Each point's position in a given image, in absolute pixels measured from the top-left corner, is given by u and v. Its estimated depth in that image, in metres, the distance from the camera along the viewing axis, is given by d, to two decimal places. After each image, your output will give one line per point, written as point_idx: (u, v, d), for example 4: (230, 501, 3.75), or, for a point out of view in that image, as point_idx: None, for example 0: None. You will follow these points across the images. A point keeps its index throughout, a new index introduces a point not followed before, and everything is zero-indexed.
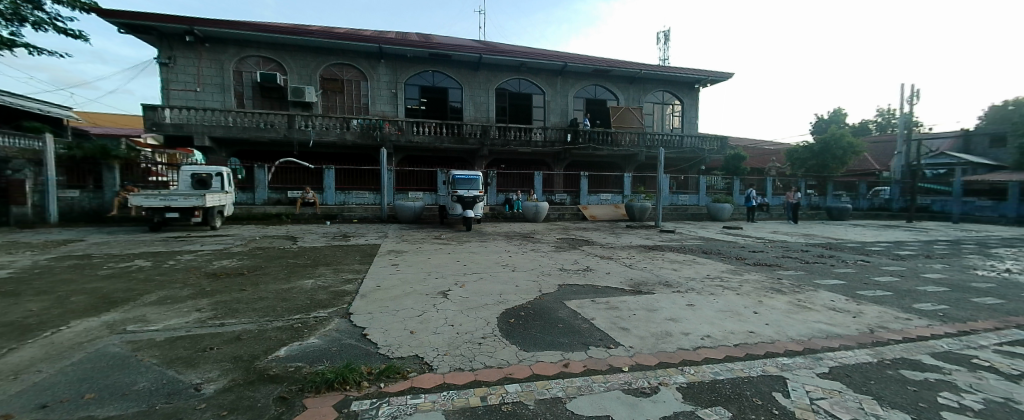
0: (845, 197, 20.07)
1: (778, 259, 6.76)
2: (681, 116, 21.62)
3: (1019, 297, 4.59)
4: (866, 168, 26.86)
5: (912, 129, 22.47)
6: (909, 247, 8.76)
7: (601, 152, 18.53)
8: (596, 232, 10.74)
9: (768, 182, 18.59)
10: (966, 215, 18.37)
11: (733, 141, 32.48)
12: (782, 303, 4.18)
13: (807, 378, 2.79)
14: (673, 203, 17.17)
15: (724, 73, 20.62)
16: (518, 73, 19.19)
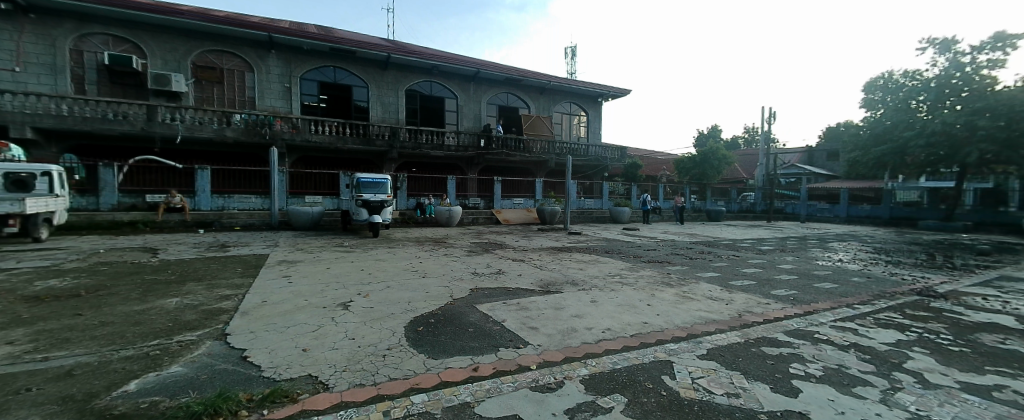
0: (721, 201, 23.50)
1: (667, 256, 7.59)
2: (587, 126, 23.35)
3: (842, 281, 5.79)
4: (737, 176, 31.74)
5: (769, 145, 26.88)
6: (764, 243, 10.55)
7: (513, 158, 19.14)
8: (509, 236, 11.03)
9: (660, 188, 20.97)
10: (808, 215, 22.70)
11: (634, 151, 35.97)
12: (671, 295, 4.67)
13: (688, 360, 3.16)
14: (581, 207, 18.50)
15: (622, 90, 22.84)
16: (429, 75, 18.96)
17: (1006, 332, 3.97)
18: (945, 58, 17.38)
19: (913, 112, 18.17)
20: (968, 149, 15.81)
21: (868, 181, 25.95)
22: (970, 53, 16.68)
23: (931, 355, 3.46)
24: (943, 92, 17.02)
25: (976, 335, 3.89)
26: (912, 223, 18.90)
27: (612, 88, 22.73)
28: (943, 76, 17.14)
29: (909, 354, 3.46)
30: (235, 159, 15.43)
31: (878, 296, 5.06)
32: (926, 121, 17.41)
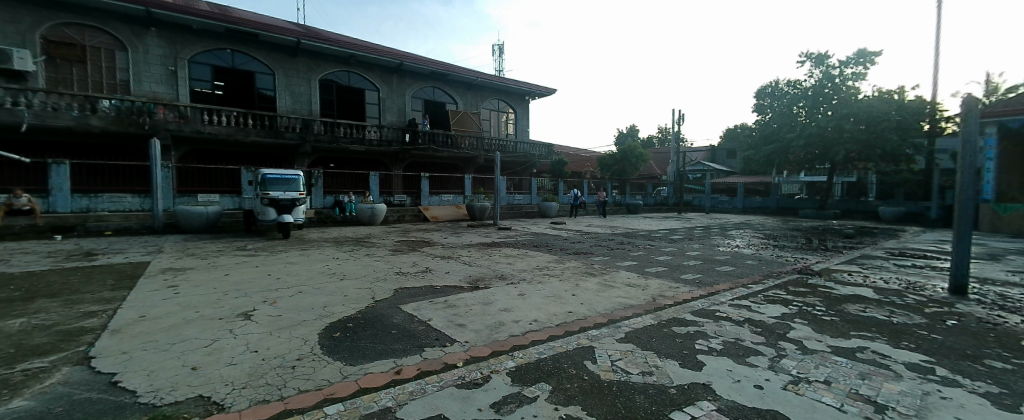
0: (638, 196, 25.49)
1: (591, 247, 8.02)
2: (514, 123, 23.88)
3: (739, 264, 6.58)
4: (652, 173, 34.60)
5: (680, 144, 29.55)
6: (674, 232, 11.63)
7: (442, 154, 18.89)
8: (437, 233, 10.89)
9: (585, 184, 22.33)
10: (713, 207, 25.48)
11: (562, 149, 37.52)
12: (594, 284, 4.94)
13: (608, 344, 3.37)
14: (510, 202, 18.71)
15: (547, 89, 23.67)
16: (347, 65, 17.99)
17: (864, 301, 4.81)
18: (820, 70, 20.45)
19: (795, 116, 21.08)
20: (838, 147, 18.76)
21: (759, 176, 29.84)
22: (839, 66, 19.83)
23: (809, 324, 4.07)
24: (819, 97, 19.99)
25: (840, 305, 4.67)
26: (794, 212, 22.11)
27: (539, 87, 23.51)
28: (819, 86, 20.09)
29: (791, 324, 4.05)
30: (104, 151, 13.41)
31: (768, 276, 5.83)
32: (806, 123, 20.33)
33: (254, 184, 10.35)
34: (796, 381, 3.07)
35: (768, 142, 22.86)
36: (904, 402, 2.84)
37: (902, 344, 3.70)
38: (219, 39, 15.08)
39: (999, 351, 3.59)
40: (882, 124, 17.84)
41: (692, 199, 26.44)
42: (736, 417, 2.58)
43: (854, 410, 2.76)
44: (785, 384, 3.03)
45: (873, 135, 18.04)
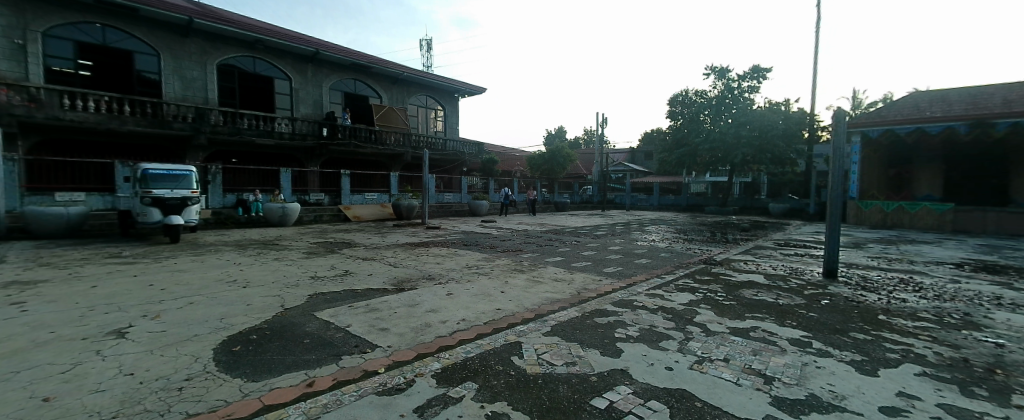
0: (565, 194, 26.71)
1: (519, 245, 8.20)
2: (443, 120, 23.79)
3: (655, 257, 7.17)
4: (579, 172, 36.49)
5: (603, 146, 31.53)
6: (597, 229, 12.38)
7: (364, 149, 18.05)
8: (359, 233, 10.43)
9: (516, 183, 23.04)
10: (633, 204, 27.59)
11: (492, 148, 37.76)
12: (521, 280, 5.05)
13: (534, 338, 3.46)
14: (439, 201, 18.68)
15: (476, 87, 23.85)
16: (252, 50, 16.51)
17: (757, 286, 5.51)
18: (721, 82, 22.91)
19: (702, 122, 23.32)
20: (737, 151, 21.38)
21: (671, 177, 32.95)
22: (737, 80, 22.48)
23: (712, 309, 4.55)
24: (721, 106, 22.62)
25: (738, 290, 5.29)
26: (700, 209, 24.74)
27: (468, 85, 23.61)
28: (721, 96, 22.60)
29: (697, 309, 4.48)
30: None
31: (679, 267, 6.43)
32: (710, 129, 22.78)
33: (131, 180, 8.99)
34: (700, 361, 3.41)
35: (679, 144, 24.78)
36: (787, 374, 3.34)
37: (786, 322, 4.30)
38: (86, 11, 13.00)
39: (860, 326, 4.34)
40: (771, 130, 20.83)
41: (614, 197, 28.39)
42: (651, 398, 2.82)
43: (747, 383, 3.17)
44: (691, 363, 3.36)
45: (763, 140, 20.91)
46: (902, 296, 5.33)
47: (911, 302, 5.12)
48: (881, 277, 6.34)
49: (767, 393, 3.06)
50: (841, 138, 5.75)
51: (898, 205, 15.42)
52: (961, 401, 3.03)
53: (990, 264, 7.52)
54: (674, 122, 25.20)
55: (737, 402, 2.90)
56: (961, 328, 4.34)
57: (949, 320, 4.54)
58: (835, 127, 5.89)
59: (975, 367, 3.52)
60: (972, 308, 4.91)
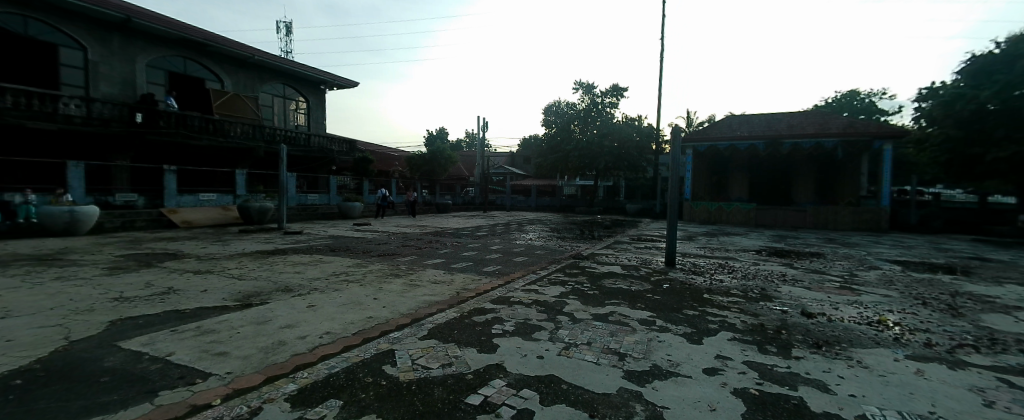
0: (448, 196, 27.32)
1: (398, 248, 7.92)
2: (307, 114, 21.88)
3: (530, 254, 7.66)
4: (460, 173, 37.19)
5: (484, 149, 32.78)
6: (478, 229, 12.73)
7: (198, 141, 15.21)
8: (193, 242, 8.71)
9: (393, 184, 22.27)
10: (513, 205, 29.30)
11: (368, 146, 35.30)
12: (397, 285, 4.85)
13: (410, 344, 3.34)
14: (301, 203, 17.24)
15: (347, 81, 22.46)
16: (21, 6, 12.60)
17: (615, 276, 6.32)
18: (588, 97, 25.83)
19: (572, 131, 25.93)
20: (600, 157, 24.41)
21: (546, 180, 36.04)
22: (601, 96, 25.63)
23: (579, 299, 5.05)
24: (588, 118, 25.49)
25: (599, 281, 5.98)
26: (572, 209, 27.41)
27: (335, 77, 22.05)
28: (589, 109, 25.49)
29: (566, 300, 4.92)
30: None
31: (552, 262, 6.99)
32: (580, 138, 25.38)
33: None
34: (568, 347, 3.76)
35: (553, 151, 26.72)
36: (636, 349, 3.90)
37: (636, 305, 5.02)
38: None
39: (690, 303, 5.32)
40: (628, 142, 24.24)
41: (495, 199, 29.62)
42: (522, 387, 2.99)
43: (605, 362, 3.60)
44: (559, 350, 3.67)
45: (622, 150, 24.35)
46: (720, 277, 6.74)
47: (726, 281, 6.50)
48: (707, 262, 7.89)
49: (620, 368, 3.52)
50: (676, 150, 6.94)
51: (719, 206, 19.31)
52: (757, 356, 4.01)
53: (776, 249, 10.04)
54: (548, 128, 27.24)
55: (597, 380, 3.27)
56: (759, 299, 5.67)
57: (750, 294, 5.90)
58: (673, 141, 7.08)
59: (765, 328, 4.68)
60: (765, 285, 6.46)
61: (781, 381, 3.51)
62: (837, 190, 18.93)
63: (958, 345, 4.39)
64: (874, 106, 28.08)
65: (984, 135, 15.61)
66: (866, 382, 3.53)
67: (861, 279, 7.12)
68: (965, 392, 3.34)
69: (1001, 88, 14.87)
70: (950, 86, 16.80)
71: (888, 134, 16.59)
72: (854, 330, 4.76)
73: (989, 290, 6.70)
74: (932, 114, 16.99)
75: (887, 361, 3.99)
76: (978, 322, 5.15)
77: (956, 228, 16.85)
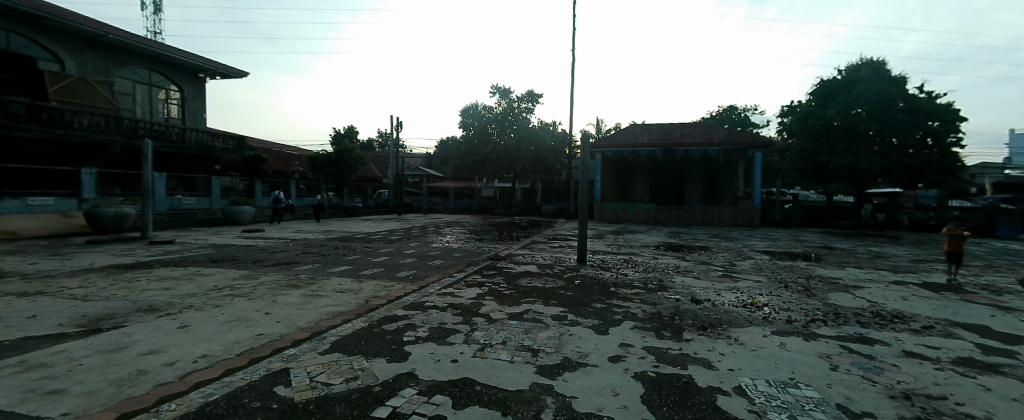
0: (358, 198, 27.22)
1: (298, 256, 7.31)
2: (180, 104, 19.17)
3: (447, 257, 7.61)
4: (372, 174, 35.52)
5: (397, 149, 32.46)
6: (391, 233, 12.28)
7: (28, 132, 12.43)
8: (17, 257, 7.02)
9: (291, 185, 21.09)
10: (430, 207, 29.17)
11: (264, 144, 31.92)
12: (295, 297, 4.48)
13: (308, 361, 3.10)
14: (173, 207, 14.90)
15: (233, 70, 20.21)
16: None
17: (530, 275, 6.55)
18: (505, 101, 26.41)
19: (491, 134, 26.12)
20: (517, 160, 25.27)
21: (464, 182, 36.35)
22: (517, 100, 26.42)
23: (495, 299, 5.12)
24: (505, 122, 25.78)
25: (516, 280, 6.14)
26: (490, 211, 27.91)
27: (219, 65, 19.68)
28: (506, 113, 25.91)
29: (482, 302, 4.96)
30: None
31: (469, 264, 7.01)
32: (498, 141, 25.71)
33: None
34: (483, 348, 3.79)
35: (471, 154, 26.88)
36: (548, 344, 4.07)
37: (550, 302, 5.26)
38: None
39: (599, 297, 5.73)
40: (542, 146, 25.64)
41: (411, 201, 29.69)
42: (434, 393, 2.93)
43: (519, 359, 3.70)
44: (474, 352, 3.68)
45: (538, 154, 25.46)
46: (624, 271, 7.37)
47: (630, 275, 7.13)
48: (614, 258, 8.59)
49: (534, 364, 3.64)
50: (587, 154, 7.39)
51: (625, 206, 21.11)
52: (655, 341, 4.45)
53: (672, 244, 11.31)
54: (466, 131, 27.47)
55: (509, 377, 3.34)
56: (657, 290, 6.30)
57: (650, 285, 6.53)
58: (583, 146, 7.51)
59: (662, 316, 5.22)
60: (663, 276, 7.22)
61: (674, 362, 3.94)
62: (720, 191, 21.80)
63: (809, 320, 5.35)
64: (746, 120, 33.14)
65: (831, 148, 19.48)
66: (741, 357, 4.13)
67: (738, 268, 8.34)
68: (813, 359, 4.09)
69: (843, 108, 18.57)
70: (804, 104, 20.30)
71: (757, 144, 19.46)
72: (733, 312, 5.54)
73: (829, 272, 8.33)
74: (792, 128, 20.56)
75: (757, 337, 4.71)
76: (821, 299, 6.36)
77: (811, 222, 20.54)
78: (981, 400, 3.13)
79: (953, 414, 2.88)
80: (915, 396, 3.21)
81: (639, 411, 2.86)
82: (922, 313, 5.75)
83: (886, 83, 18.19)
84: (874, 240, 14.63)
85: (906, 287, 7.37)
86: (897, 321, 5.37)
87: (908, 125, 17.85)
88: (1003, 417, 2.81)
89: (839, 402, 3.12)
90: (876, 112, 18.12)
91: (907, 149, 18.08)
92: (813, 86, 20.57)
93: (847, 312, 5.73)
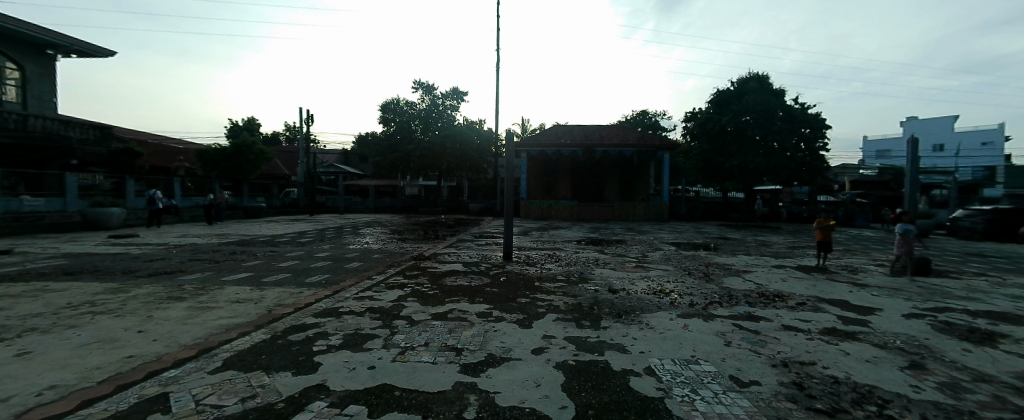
0: (261, 198, 24.98)
1: (184, 264, 6.45)
2: (20, 86, 15.63)
3: (366, 259, 7.26)
4: (278, 171, 32.58)
5: (308, 144, 30.26)
6: (301, 236, 11.39)
7: None
8: None
9: (175, 183, 18.34)
10: (347, 207, 27.74)
11: (138, 136, 27.38)
12: (179, 311, 3.97)
13: (194, 382, 2.73)
14: (10, 210, 12.14)
15: (98, 50, 17.16)
16: None
17: (455, 274, 6.51)
18: (429, 98, 26.14)
19: (414, 131, 25.78)
20: (441, 158, 25.04)
21: (385, 180, 35.02)
22: (441, 97, 26.12)
23: (417, 300, 5.00)
24: (429, 118, 25.64)
25: (440, 280, 6.05)
26: (415, 209, 27.48)
27: (78, 42, 16.55)
28: (429, 110, 25.69)
29: (404, 303, 4.82)
30: None
31: (391, 266, 6.77)
32: (422, 139, 25.37)
33: None
34: (403, 351, 3.66)
35: (393, 150, 26.17)
36: (473, 342, 4.06)
37: (475, 300, 5.28)
38: None
39: (523, 292, 5.88)
40: (467, 144, 25.65)
41: (326, 200, 27.94)
42: (349, 403, 2.75)
43: (442, 359, 3.63)
44: (394, 356, 3.54)
45: (465, 152, 25.43)
46: (547, 266, 7.67)
47: (553, 269, 7.44)
48: (538, 254, 8.91)
49: (457, 363, 3.59)
50: (512, 153, 7.49)
51: (549, 203, 21.90)
52: (575, 331, 4.68)
53: (591, 239, 12.06)
54: (387, 127, 26.65)
55: (430, 379, 3.26)
56: (577, 282, 6.65)
57: (571, 278, 6.89)
58: (508, 144, 7.62)
59: (582, 306, 5.52)
60: (583, 269, 7.65)
61: (592, 349, 4.19)
62: (633, 189, 23.73)
63: (708, 303, 6.05)
64: (657, 124, 36.54)
65: (725, 150, 22.19)
66: (651, 340, 4.51)
67: (649, 258, 9.14)
68: (711, 337, 4.63)
69: (735, 115, 21.39)
70: (704, 111, 22.93)
71: (665, 146, 21.52)
72: (644, 299, 6.05)
73: (723, 259, 9.55)
74: (694, 131, 23.03)
75: (664, 321, 5.20)
76: (718, 284, 7.24)
77: (710, 216, 23.23)
78: (839, 363, 3.79)
79: (820, 376, 3.45)
80: (791, 363, 3.80)
81: (559, 400, 2.98)
82: (797, 291, 6.83)
83: (768, 95, 21.21)
84: (760, 230, 17.00)
85: (785, 270, 8.72)
86: (777, 299, 6.30)
87: (785, 132, 20.99)
88: (855, 376, 3.44)
89: (731, 373, 3.56)
90: (760, 120, 21.22)
91: (786, 152, 21.07)
92: (711, 95, 23.21)
93: (738, 294, 6.59)
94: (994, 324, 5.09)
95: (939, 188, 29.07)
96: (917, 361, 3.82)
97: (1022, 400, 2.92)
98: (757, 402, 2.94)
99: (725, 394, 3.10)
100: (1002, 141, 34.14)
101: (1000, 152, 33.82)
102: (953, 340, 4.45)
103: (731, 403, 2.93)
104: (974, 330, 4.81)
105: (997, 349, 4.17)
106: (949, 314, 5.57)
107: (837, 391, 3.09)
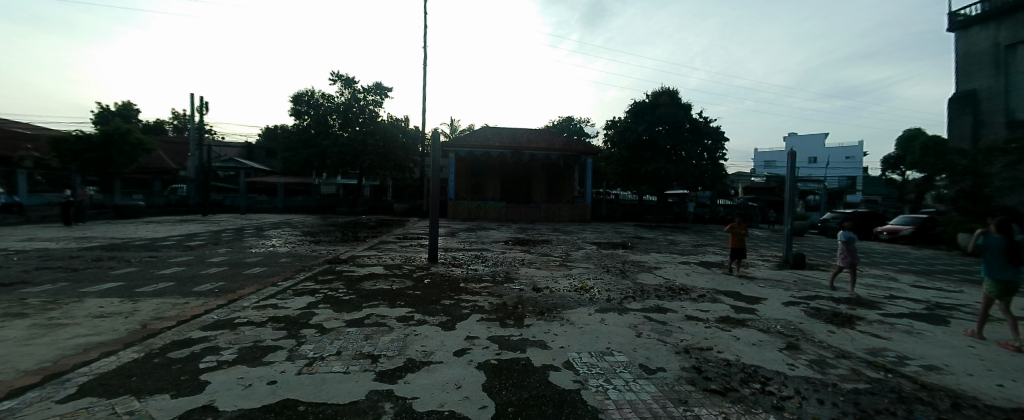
0: (140, 195, 21.45)
1: (29, 273, 5.37)
2: None
3: (271, 263, 6.64)
4: (162, 165, 28.29)
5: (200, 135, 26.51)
6: (188, 239, 10.06)
7: None
8: None
9: (17, 177, 15.52)
10: (251, 207, 25.10)
11: None
12: (19, 331, 3.30)
13: (35, 414, 2.29)
14: None
15: None
16: None
17: (375, 277, 6.25)
18: (348, 91, 24.64)
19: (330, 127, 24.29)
20: (362, 155, 23.78)
21: (299, 177, 32.33)
22: (362, 92, 24.66)
23: (330, 307, 4.72)
24: (349, 113, 24.16)
25: (357, 284, 5.77)
26: (332, 209, 25.89)
27: None
28: (349, 104, 24.22)
29: (315, 311, 4.52)
30: None
31: (300, 270, 6.28)
32: (341, 134, 23.95)
33: None
34: (311, 362, 3.42)
35: (308, 145, 24.46)
36: (391, 348, 3.92)
37: (396, 304, 5.13)
38: None
39: (448, 294, 5.84)
40: (392, 142, 24.63)
41: (224, 198, 25.02)
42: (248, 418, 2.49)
43: (356, 368, 3.46)
44: (300, 368, 3.29)
45: (387, 150, 24.42)
46: (474, 266, 7.70)
47: (480, 269, 7.50)
48: (464, 254, 8.89)
49: (373, 371, 3.45)
50: (437, 153, 7.37)
51: (477, 204, 21.93)
52: (498, 330, 4.77)
53: (518, 239, 12.34)
54: (301, 120, 24.79)
55: (343, 390, 3.09)
56: (503, 282, 6.78)
57: (497, 278, 7.00)
58: (434, 144, 7.46)
59: (506, 306, 5.64)
60: (509, 269, 7.80)
61: (513, 347, 4.29)
62: (559, 191, 24.71)
63: (623, 297, 6.55)
64: (581, 130, 38.59)
65: (642, 157, 24.11)
66: (570, 335, 4.74)
67: (571, 257, 9.61)
68: (625, 329, 5.01)
69: (650, 125, 23.39)
70: (623, 120, 24.67)
71: (589, 152, 22.65)
72: (566, 296, 6.36)
73: (637, 257, 10.39)
74: (614, 138, 24.67)
75: (583, 316, 5.52)
76: (633, 279, 7.86)
77: (628, 217, 25.09)
78: (731, 347, 4.33)
79: (714, 360, 3.92)
80: (691, 349, 4.27)
81: (479, 400, 3.02)
82: (698, 285, 7.67)
83: (677, 109, 23.58)
84: (670, 231, 18.72)
85: (690, 265, 9.76)
86: (682, 292, 7.03)
87: (691, 142, 23.51)
88: (740, 358, 3.97)
89: (641, 362, 3.90)
90: (670, 130, 23.48)
91: (692, 160, 23.54)
92: (628, 106, 25.03)
93: (649, 288, 7.21)
94: (852, 309, 6.20)
95: (814, 194, 34.54)
96: (793, 343, 4.51)
97: (872, 372, 3.60)
98: (662, 387, 3.25)
99: (634, 382, 3.38)
100: (860, 155, 41.56)
101: (857, 165, 41.17)
102: (820, 323, 5.34)
103: (639, 389, 3.20)
104: (837, 314, 5.82)
105: (856, 329, 5.08)
106: (820, 301, 6.66)
107: (728, 373, 3.53)
